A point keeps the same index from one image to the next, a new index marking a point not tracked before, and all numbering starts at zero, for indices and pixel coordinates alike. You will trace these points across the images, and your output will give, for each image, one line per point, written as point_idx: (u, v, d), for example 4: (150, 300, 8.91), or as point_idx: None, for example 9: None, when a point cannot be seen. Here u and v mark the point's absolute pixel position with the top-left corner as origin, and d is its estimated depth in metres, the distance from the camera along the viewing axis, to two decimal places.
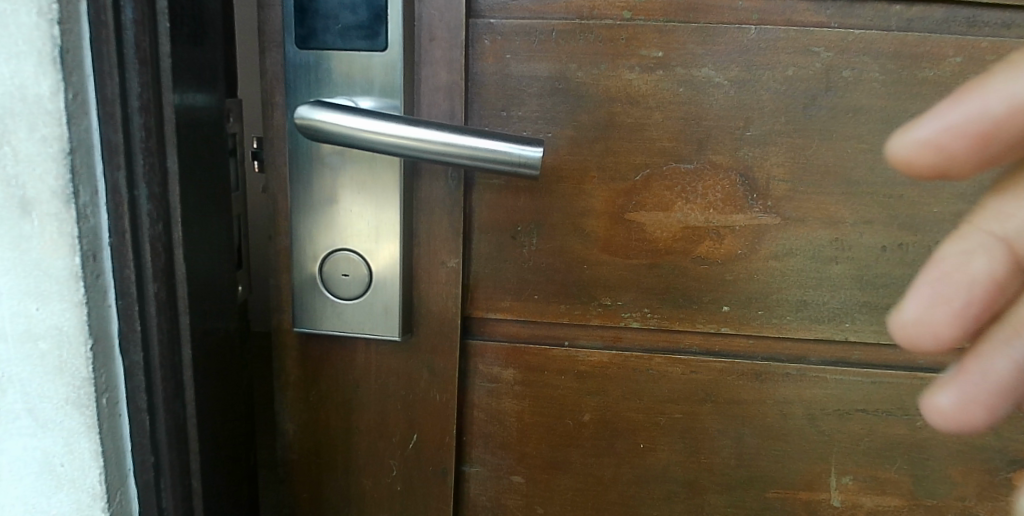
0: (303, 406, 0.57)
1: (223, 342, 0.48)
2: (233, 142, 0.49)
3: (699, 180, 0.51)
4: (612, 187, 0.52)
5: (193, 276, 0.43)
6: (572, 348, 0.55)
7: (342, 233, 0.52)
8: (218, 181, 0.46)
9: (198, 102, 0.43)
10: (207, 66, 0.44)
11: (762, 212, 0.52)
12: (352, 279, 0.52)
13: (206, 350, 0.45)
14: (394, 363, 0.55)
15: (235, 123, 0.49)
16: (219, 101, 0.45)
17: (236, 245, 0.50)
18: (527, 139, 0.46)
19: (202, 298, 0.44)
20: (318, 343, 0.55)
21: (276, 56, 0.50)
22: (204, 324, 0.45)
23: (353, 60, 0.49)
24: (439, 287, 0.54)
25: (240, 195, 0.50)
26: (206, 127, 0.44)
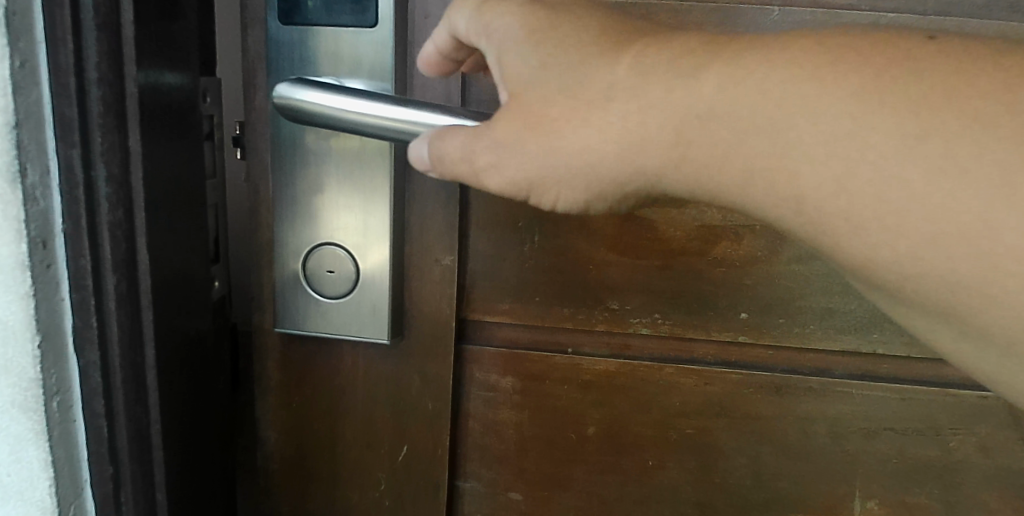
0: (286, 413, 0.53)
1: (197, 343, 0.44)
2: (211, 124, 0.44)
3: None
4: None
5: (160, 269, 0.39)
6: (576, 357, 0.51)
7: (327, 226, 0.48)
8: (191, 166, 0.41)
9: (167, 80, 0.38)
10: (180, 38, 0.39)
11: None
12: (338, 276, 0.48)
13: (174, 351, 0.41)
14: (383, 367, 0.51)
15: (213, 104, 0.44)
16: (193, 79, 0.41)
17: (214, 237, 0.46)
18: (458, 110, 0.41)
19: (171, 293, 0.40)
20: (301, 346, 0.51)
21: (259, 33, 0.47)
22: (174, 322, 0.40)
23: (341, 38, 0.46)
24: (432, 287, 0.49)
25: (219, 183, 0.46)
26: (178, 106, 0.39)
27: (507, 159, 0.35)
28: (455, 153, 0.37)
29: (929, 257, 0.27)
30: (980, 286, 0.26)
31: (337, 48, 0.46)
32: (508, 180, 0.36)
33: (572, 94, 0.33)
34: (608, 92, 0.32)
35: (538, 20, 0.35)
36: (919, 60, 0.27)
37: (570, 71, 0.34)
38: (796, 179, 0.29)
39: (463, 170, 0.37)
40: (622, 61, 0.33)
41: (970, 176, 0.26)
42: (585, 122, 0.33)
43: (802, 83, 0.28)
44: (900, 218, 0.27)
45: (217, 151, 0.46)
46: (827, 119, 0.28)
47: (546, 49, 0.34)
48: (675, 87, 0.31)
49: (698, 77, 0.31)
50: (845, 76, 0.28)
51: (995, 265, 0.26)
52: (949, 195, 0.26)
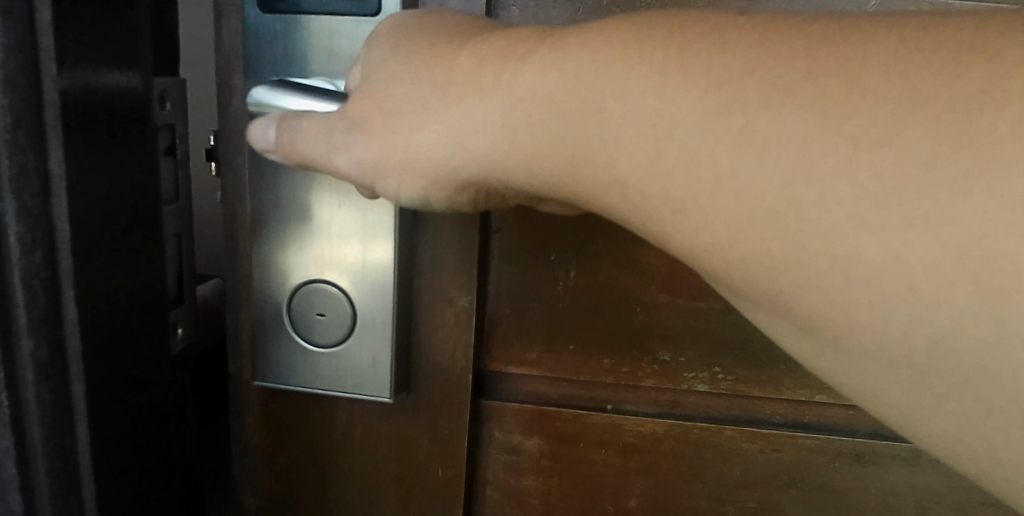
0: (268, 477, 0.44)
1: (164, 418, 0.32)
2: (169, 135, 0.34)
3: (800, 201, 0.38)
4: None
5: (99, 325, 0.27)
6: (616, 416, 0.42)
7: (319, 259, 0.40)
8: (144, 181, 0.29)
9: (104, 79, 0.26)
10: (124, 24, 0.27)
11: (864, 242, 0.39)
12: (331, 320, 0.40)
13: (125, 432, 0.29)
14: (385, 426, 0.43)
15: (170, 112, 0.34)
16: (146, 78, 0.30)
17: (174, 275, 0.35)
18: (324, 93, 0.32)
19: (117, 357, 0.28)
20: (286, 398, 0.43)
21: (235, 25, 0.38)
22: (123, 395, 0.28)
23: (335, 28, 0.37)
24: (445, 332, 0.41)
25: (179, 210, 0.35)
26: (124, 112, 0.28)
27: (354, 136, 0.29)
28: (310, 133, 0.30)
29: (748, 238, 0.21)
30: (807, 272, 0.21)
31: (329, 41, 0.37)
32: (353, 163, 0.30)
33: (418, 72, 0.28)
34: (452, 67, 0.27)
35: (417, 17, 0.30)
36: (730, 33, 0.22)
37: (417, 57, 0.28)
38: (610, 161, 0.24)
39: (312, 154, 0.30)
40: (461, 49, 0.27)
41: (772, 156, 0.20)
42: (428, 108, 0.27)
43: (605, 63, 0.23)
44: (716, 200, 0.22)
45: (177, 169, 0.35)
46: (631, 99, 0.23)
47: (411, 40, 0.29)
48: (500, 70, 0.26)
49: (517, 71, 0.25)
50: (648, 54, 0.23)
51: (810, 245, 0.20)
52: (746, 177, 0.21)
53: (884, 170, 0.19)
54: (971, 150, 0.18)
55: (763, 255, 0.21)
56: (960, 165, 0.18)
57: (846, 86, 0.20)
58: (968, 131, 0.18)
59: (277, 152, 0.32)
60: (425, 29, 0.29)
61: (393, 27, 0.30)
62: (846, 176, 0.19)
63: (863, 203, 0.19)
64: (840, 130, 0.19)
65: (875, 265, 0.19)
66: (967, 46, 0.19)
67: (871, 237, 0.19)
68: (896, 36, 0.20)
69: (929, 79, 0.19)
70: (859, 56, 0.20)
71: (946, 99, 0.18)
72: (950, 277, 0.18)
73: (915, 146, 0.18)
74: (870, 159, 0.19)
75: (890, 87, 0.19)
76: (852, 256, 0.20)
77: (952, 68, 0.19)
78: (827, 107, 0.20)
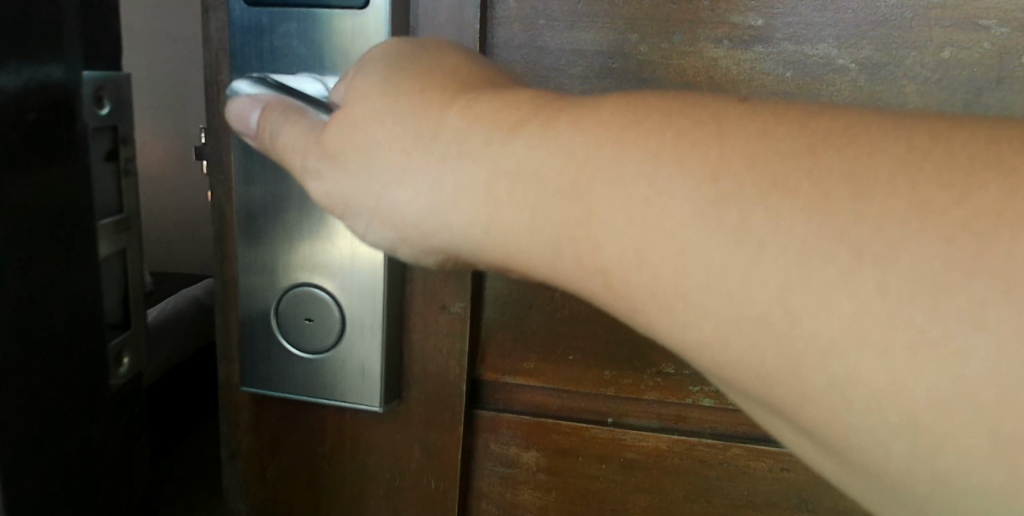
0: (258, 485, 0.43)
1: (115, 456, 0.26)
2: (109, 138, 0.27)
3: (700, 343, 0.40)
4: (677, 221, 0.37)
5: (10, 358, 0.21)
6: (618, 430, 0.40)
7: (307, 264, 0.38)
8: (74, 194, 0.24)
9: (9, 77, 0.20)
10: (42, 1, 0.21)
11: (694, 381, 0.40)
12: (317, 326, 0.39)
13: (50, 482, 0.23)
14: (376, 435, 0.41)
15: (105, 112, 0.27)
16: (77, 71, 0.24)
17: (125, 293, 0.29)
18: (308, 101, 0.29)
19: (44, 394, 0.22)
20: (276, 405, 0.42)
21: (222, 17, 0.37)
22: (61, 426, 0.23)
23: (321, 21, 0.35)
24: (437, 339, 0.39)
25: (127, 222, 0.29)
26: (39, 114, 0.22)
27: (328, 164, 0.27)
28: (290, 142, 0.28)
29: (737, 344, 0.18)
30: (800, 388, 0.18)
31: (315, 34, 0.36)
32: (324, 192, 0.27)
33: (403, 115, 0.25)
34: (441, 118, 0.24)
35: (414, 50, 0.27)
36: (729, 118, 0.19)
37: (405, 96, 0.25)
38: (595, 248, 0.21)
39: (289, 163, 0.28)
40: (452, 103, 0.24)
41: (767, 255, 0.17)
42: (409, 160, 0.25)
43: (597, 144, 0.21)
44: (706, 295, 0.19)
45: (120, 177, 0.28)
46: (622, 185, 0.20)
47: (403, 75, 0.26)
48: (490, 138, 0.23)
49: (506, 147, 0.23)
50: (643, 137, 0.20)
51: (806, 361, 0.17)
52: (739, 278, 0.18)
53: (891, 284, 0.16)
54: (988, 275, 0.15)
55: (753, 364, 0.18)
56: (974, 293, 0.15)
57: (851, 192, 0.17)
58: (982, 254, 0.15)
59: (255, 138, 0.30)
60: (419, 67, 0.26)
61: (385, 58, 0.27)
62: (847, 289, 0.16)
63: (864, 323, 0.16)
64: (842, 239, 0.17)
65: (874, 391, 0.16)
66: (981, 156, 0.16)
67: (873, 360, 0.16)
68: (903, 140, 0.17)
69: (939, 192, 0.16)
70: (865, 161, 0.17)
71: (958, 214, 0.16)
72: (961, 418, 0.15)
73: (922, 265, 0.16)
74: (876, 274, 0.16)
75: (897, 196, 0.16)
76: (850, 377, 0.17)
77: (962, 182, 0.16)
78: (829, 211, 0.17)
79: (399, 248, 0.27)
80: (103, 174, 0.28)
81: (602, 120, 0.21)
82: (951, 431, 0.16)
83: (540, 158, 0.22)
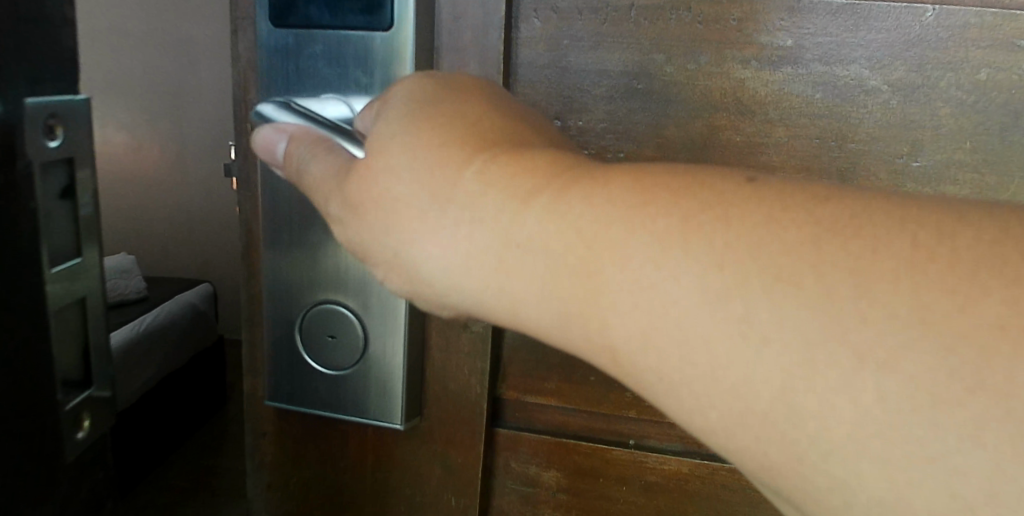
0: (282, 497, 0.43)
1: None
2: (65, 174, 0.23)
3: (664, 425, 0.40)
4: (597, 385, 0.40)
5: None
6: (639, 452, 0.40)
7: (330, 282, 0.39)
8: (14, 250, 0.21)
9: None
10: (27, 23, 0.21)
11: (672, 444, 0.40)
12: (341, 343, 0.39)
13: None
14: (397, 452, 0.41)
15: (61, 144, 0.22)
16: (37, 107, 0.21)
17: (86, 346, 0.24)
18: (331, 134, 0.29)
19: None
20: (299, 419, 0.42)
21: (250, 38, 0.37)
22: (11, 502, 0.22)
23: (347, 43, 0.36)
24: (459, 359, 0.39)
25: (78, 271, 0.23)
26: None
27: (353, 215, 0.28)
28: (316, 177, 0.29)
29: (741, 430, 0.20)
30: (801, 483, 0.19)
31: (341, 55, 0.36)
32: (345, 238, 0.29)
33: (422, 170, 0.26)
34: (456, 182, 0.25)
35: (437, 89, 0.27)
36: (735, 202, 0.20)
37: (424, 150, 0.26)
38: (604, 327, 0.22)
39: (314, 194, 0.29)
40: (470, 163, 0.25)
41: (770, 352, 0.18)
42: (428, 222, 0.26)
43: (607, 222, 0.22)
44: (718, 374, 0.19)
45: (80, 215, 0.23)
46: (630, 266, 0.21)
47: (422, 125, 0.26)
48: (502, 209, 0.24)
49: (518, 216, 0.24)
50: (654, 216, 0.21)
51: (808, 461, 0.18)
52: (743, 373, 0.19)
53: (890, 395, 0.17)
54: (986, 394, 0.16)
55: (757, 454, 0.19)
56: (971, 408, 0.16)
57: (855, 289, 0.17)
58: (983, 370, 0.16)
59: (282, 166, 0.31)
60: (442, 112, 0.26)
61: (406, 106, 0.27)
62: (848, 392, 0.17)
63: (865, 427, 0.17)
64: (843, 341, 0.17)
65: (876, 498, 0.17)
66: (985, 262, 0.16)
67: (873, 468, 0.17)
68: (907, 237, 0.17)
69: (942, 298, 0.16)
70: (869, 256, 0.17)
71: (961, 324, 0.16)
72: None
73: (923, 373, 0.16)
74: (876, 380, 0.17)
75: (899, 299, 0.17)
76: (850, 484, 0.18)
77: (966, 288, 0.16)
78: (833, 310, 0.18)
79: (416, 301, 0.28)
80: (51, 214, 0.22)
81: (624, 192, 0.22)
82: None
83: (559, 238, 0.23)
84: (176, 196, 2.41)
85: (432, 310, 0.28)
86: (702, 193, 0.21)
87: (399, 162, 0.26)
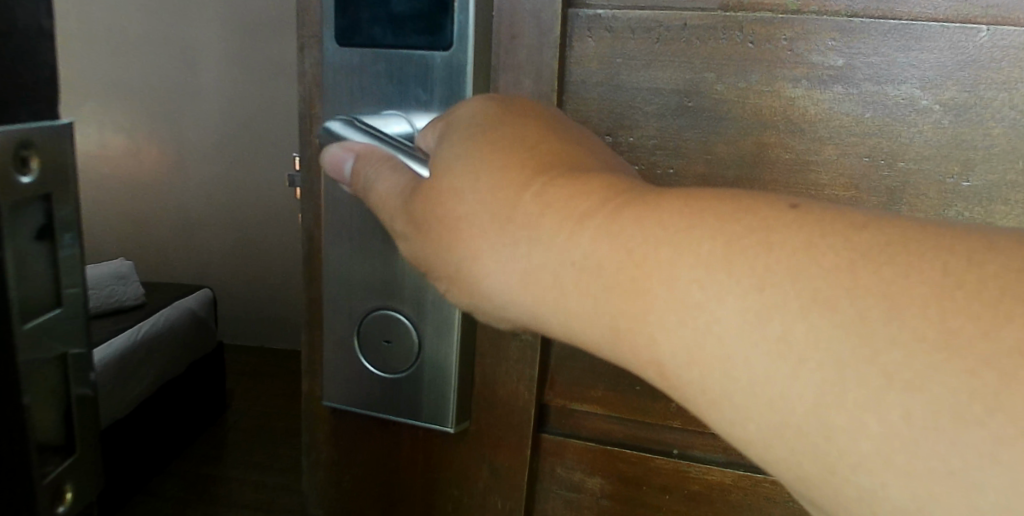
0: (335, 493, 0.45)
1: None
2: (42, 212, 0.21)
3: (694, 436, 0.40)
4: (630, 396, 0.40)
5: None
6: (683, 462, 0.40)
7: (385, 289, 0.40)
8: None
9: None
10: (11, 50, 0.21)
11: (702, 454, 0.41)
12: (396, 348, 0.41)
13: None
14: (446, 454, 0.43)
15: (36, 180, 0.20)
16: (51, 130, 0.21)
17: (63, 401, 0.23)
18: (397, 154, 0.34)
19: None
20: (353, 419, 0.44)
21: (316, 55, 0.39)
22: None
23: (407, 61, 0.38)
24: (508, 366, 0.41)
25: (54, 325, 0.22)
26: None
27: (418, 232, 0.32)
28: (384, 193, 0.33)
29: (781, 442, 0.21)
30: (836, 492, 0.20)
31: (402, 73, 0.38)
32: (410, 252, 0.34)
33: (485, 191, 0.29)
34: (514, 202, 0.28)
35: (498, 116, 0.31)
36: (782, 228, 0.22)
37: (487, 172, 0.29)
38: (651, 343, 0.24)
39: (381, 209, 0.34)
40: (530, 186, 0.28)
41: (806, 371, 0.20)
42: (488, 237, 0.29)
43: (656, 244, 0.24)
44: (760, 389, 0.21)
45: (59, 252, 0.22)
46: (675, 285, 0.23)
47: (484, 149, 0.30)
48: (559, 230, 0.27)
49: (574, 237, 0.27)
50: (698, 241, 0.23)
51: (839, 471, 0.20)
52: (781, 385, 0.21)
53: (915, 413, 0.18)
54: (1005, 414, 0.17)
55: (795, 467, 0.21)
56: (993, 428, 0.17)
57: (886, 312, 0.19)
58: (1003, 393, 0.17)
59: (351, 182, 0.35)
60: (503, 137, 0.30)
61: (472, 127, 0.31)
62: (876, 411, 0.19)
63: (894, 443, 0.19)
64: (875, 362, 0.19)
65: (901, 507, 0.19)
66: (1011, 290, 0.18)
67: (899, 479, 0.19)
68: (939, 263, 0.19)
69: (967, 323, 0.18)
70: (902, 282, 0.19)
71: (984, 348, 0.17)
72: None
73: (947, 393, 0.18)
74: (902, 399, 0.18)
75: (929, 323, 0.18)
76: (878, 493, 0.19)
77: (990, 315, 0.18)
78: (864, 332, 0.19)
79: (476, 314, 0.32)
80: (23, 256, 0.20)
81: (671, 211, 0.24)
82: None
83: (609, 254, 0.25)
84: (180, 203, 2.50)
85: (494, 323, 0.33)
86: (747, 218, 0.23)
87: (467, 182, 0.30)
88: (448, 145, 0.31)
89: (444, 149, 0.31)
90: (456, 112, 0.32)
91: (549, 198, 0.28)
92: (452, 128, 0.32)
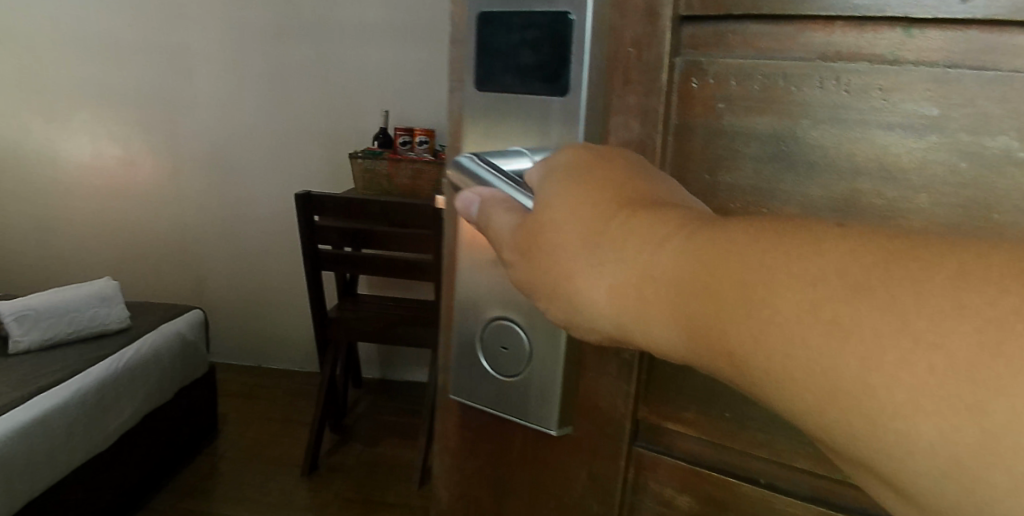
0: (458, 478, 0.52)
1: None
2: None
3: (779, 468, 0.42)
4: (718, 422, 0.43)
5: None
6: (767, 492, 0.41)
7: (503, 301, 0.46)
8: None
9: None
10: None
11: (787, 485, 0.41)
12: (511, 354, 0.46)
13: None
14: (551, 454, 0.48)
15: None
16: None
17: None
18: (513, 191, 0.39)
19: None
20: (475, 414, 0.50)
21: (460, 99, 0.46)
22: None
23: (531, 105, 0.43)
24: (608, 380, 0.45)
25: None
26: None
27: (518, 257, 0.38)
28: (497, 224, 0.39)
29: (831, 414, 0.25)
30: (876, 444, 0.24)
31: (526, 115, 0.44)
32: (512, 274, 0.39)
33: (576, 221, 0.34)
34: (602, 228, 0.33)
35: (592, 159, 0.36)
36: (827, 243, 0.26)
37: (576, 205, 0.35)
38: (722, 332, 0.28)
39: (494, 237, 0.40)
40: (613, 217, 0.33)
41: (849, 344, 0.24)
42: (573, 259, 0.34)
43: (730, 249, 0.29)
44: (808, 379, 0.25)
45: None
46: (745, 286, 0.28)
47: (574, 188, 0.35)
48: (642, 248, 0.32)
49: (656, 250, 0.31)
50: (761, 251, 0.28)
51: (879, 422, 0.24)
52: (829, 363, 0.24)
53: (938, 365, 0.23)
54: (1007, 357, 0.22)
55: None
56: (998, 368, 0.22)
57: (913, 298, 0.23)
58: (1005, 341, 0.22)
59: (473, 213, 0.41)
60: (593, 178, 0.35)
61: (570, 167, 0.36)
62: (909, 368, 0.23)
63: (923, 390, 0.23)
64: (905, 330, 0.23)
65: (930, 445, 0.23)
66: (1010, 269, 0.22)
67: (928, 421, 0.23)
68: (955, 259, 0.23)
69: (976, 295, 0.22)
70: (927, 270, 0.23)
71: (989, 311, 0.22)
72: (988, 460, 0.22)
73: (964, 345, 0.22)
74: (928, 354, 0.23)
75: (945, 297, 0.23)
76: (910, 435, 0.23)
77: (991, 288, 0.22)
78: (897, 309, 0.23)
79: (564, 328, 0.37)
80: None
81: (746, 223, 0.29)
82: (982, 468, 0.22)
83: (690, 257, 0.30)
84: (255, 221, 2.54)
85: (581, 336, 0.36)
86: (800, 230, 0.27)
87: (562, 213, 0.35)
88: (546, 181, 0.37)
89: (543, 187, 0.37)
90: (558, 153, 0.38)
91: (634, 225, 0.33)
92: (550, 169, 0.37)
